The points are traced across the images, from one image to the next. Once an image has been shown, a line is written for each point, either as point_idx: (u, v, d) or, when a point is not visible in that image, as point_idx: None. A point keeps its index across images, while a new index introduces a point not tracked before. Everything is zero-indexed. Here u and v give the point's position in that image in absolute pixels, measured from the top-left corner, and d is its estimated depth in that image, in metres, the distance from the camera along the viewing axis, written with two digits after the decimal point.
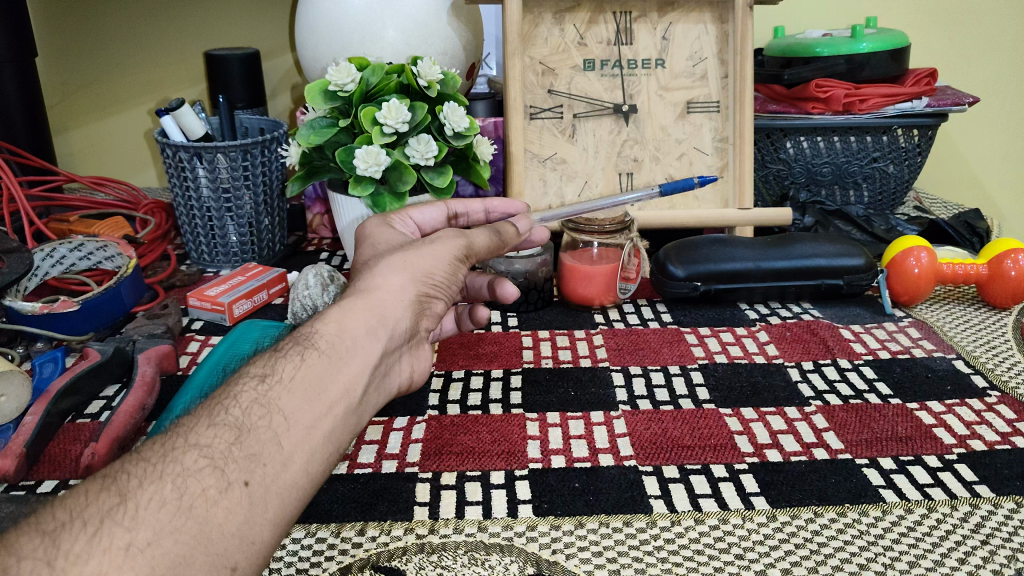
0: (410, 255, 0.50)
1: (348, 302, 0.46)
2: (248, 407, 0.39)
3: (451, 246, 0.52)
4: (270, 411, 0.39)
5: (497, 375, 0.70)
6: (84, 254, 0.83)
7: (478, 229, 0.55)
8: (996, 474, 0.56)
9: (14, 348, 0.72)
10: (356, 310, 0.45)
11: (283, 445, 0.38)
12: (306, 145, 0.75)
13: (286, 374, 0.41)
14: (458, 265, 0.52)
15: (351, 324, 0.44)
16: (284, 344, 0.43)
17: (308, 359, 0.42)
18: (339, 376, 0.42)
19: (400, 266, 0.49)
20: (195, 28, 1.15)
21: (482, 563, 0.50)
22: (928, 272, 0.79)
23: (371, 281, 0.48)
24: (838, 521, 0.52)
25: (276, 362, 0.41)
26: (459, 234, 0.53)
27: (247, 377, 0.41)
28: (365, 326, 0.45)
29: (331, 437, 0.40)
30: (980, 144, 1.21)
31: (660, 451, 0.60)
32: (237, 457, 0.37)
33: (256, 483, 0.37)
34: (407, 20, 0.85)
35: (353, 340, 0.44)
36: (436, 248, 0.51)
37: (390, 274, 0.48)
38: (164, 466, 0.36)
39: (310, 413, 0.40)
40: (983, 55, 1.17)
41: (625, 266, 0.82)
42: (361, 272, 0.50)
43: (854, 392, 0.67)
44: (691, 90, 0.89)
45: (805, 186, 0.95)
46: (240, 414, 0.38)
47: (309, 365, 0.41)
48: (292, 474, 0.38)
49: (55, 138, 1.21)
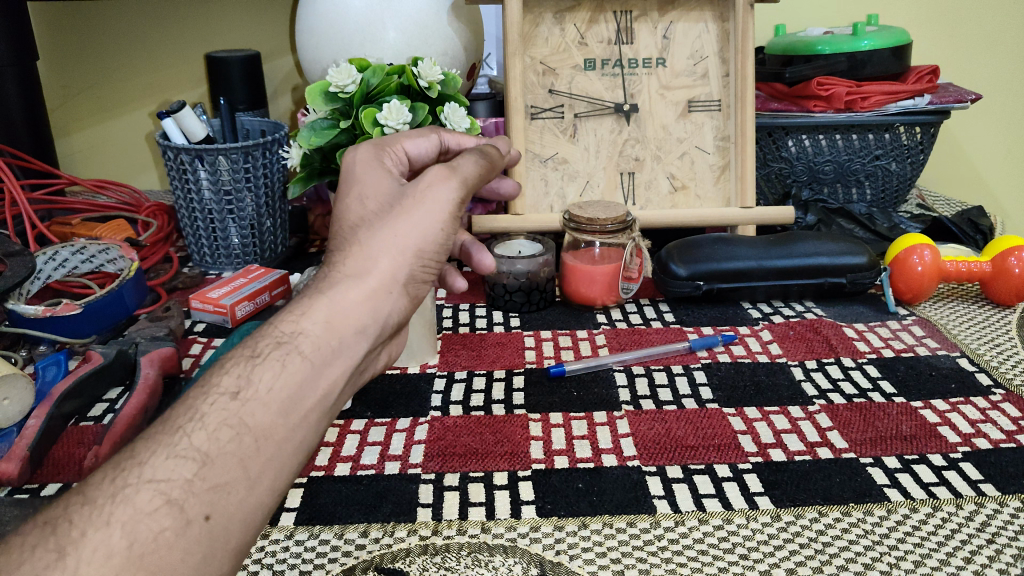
0: (401, 226, 0.46)
1: (337, 290, 0.43)
2: (215, 429, 0.36)
3: (447, 196, 0.47)
4: (241, 431, 0.37)
5: (500, 376, 0.70)
6: (86, 257, 0.83)
7: (469, 156, 0.50)
8: (1001, 472, 0.56)
9: (17, 352, 0.72)
10: (346, 305, 0.42)
11: (249, 469, 0.36)
12: (307, 147, 0.75)
13: (263, 386, 0.38)
14: (456, 222, 0.48)
15: (337, 321, 0.42)
16: (262, 345, 0.40)
17: (290, 366, 0.39)
18: (317, 384, 0.40)
19: (395, 236, 0.45)
20: (196, 30, 1.15)
21: (486, 564, 0.49)
22: (932, 270, 0.78)
23: (364, 259, 0.44)
24: (842, 521, 0.52)
25: (253, 371, 0.39)
26: (452, 176, 0.48)
27: (217, 393, 0.38)
28: (351, 324, 0.42)
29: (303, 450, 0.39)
30: (982, 140, 1.21)
31: (665, 452, 0.60)
32: (199, 491, 0.34)
33: (218, 517, 0.35)
34: (406, 21, 0.85)
35: (340, 340, 0.41)
36: (430, 201, 0.47)
37: (382, 254, 0.45)
38: (113, 508, 0.33)
39: (283, 429, 0.38)
40: (984, 51, 1.16)
41: (627, 266, 0.82)
42: (348, 242, 0.45)
43: (858, 391, 0.67)
44: (692, 88, 0.89)
45: (807, 184, 0.95)
46: (205, 440, 0.36)
47: (289, 373, 0.39)
48: (257, 497, 0.36)
49: (58, 141, 1.21)
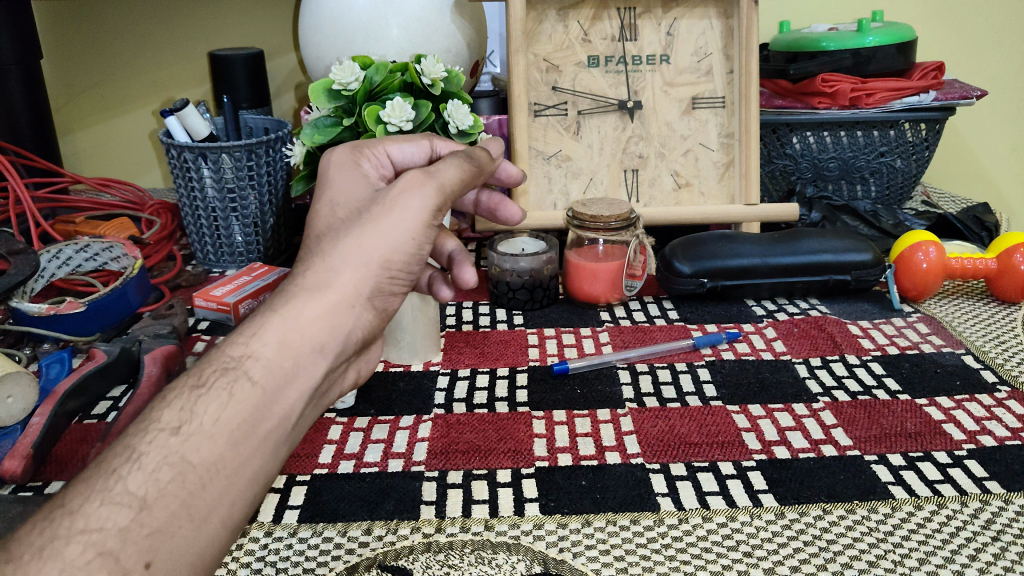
0: (368, 234, 0.48)
1: (296, 304, 0.45)
2: (155, 469, 0.37)
3: (416, 203, 0.50)
4: (185, 465, 0.38)
5: (503, 374, 0.70)
6: (90, 254, 0.83)
7: (446, 164, 0.53)
8: (1007, 470, 0.56)
9: (21, 349, 0.72)
10: (299, 326, 0.44)
11: (195, 507, 0.37)
12: (310, 144, 0.74)
13: (209, 417, 0.40)
14: (429, 230, 0.50)
15: (292, 341, 0.44)
16: (208, 375, 0.41)
17: (238, 394, 0.41)
18: (267, 412, 0.41)
19: (359, 246, 0.48)
20: (200, 29, 1.15)
21: (489, 562, 0.49)
22: (938, 266, 0.78)
23: (328, 271, 0.47)
24: (847, 519, 0.52)
25: (197, 403, 0.40)
26: (428, 183, 0.50)
27: (157, 429, 0.39)
28: (303, 346, 0.44)
29: (255, 478, 0.40)
30: (988, 135, 1.21)
31: (669, 449, 0.59)
32: (139, 538, 0.35)
33: (160, 562, 0.35)
34: (410, 19, 0.85)
35: (294, 361, 0.43)
36: (400, 208, 0.49)
37: (340, 270, 0.47)
38: (40, 563, 0.33)
39: (234, 457, 0.39)
40: (991, 47, 1.16)
41: (632, 262, 0.82)
42: (315, 256, 0.48)
43: (863, 388, 0.67)
44: (696, 85, 0.89)
45: (812, 181, 0.94)
46: (143, 483, 0.36)
47: (238, 402, 0.41)
48: (206, 533, 0.37)
49: (62, 140, 1.21)
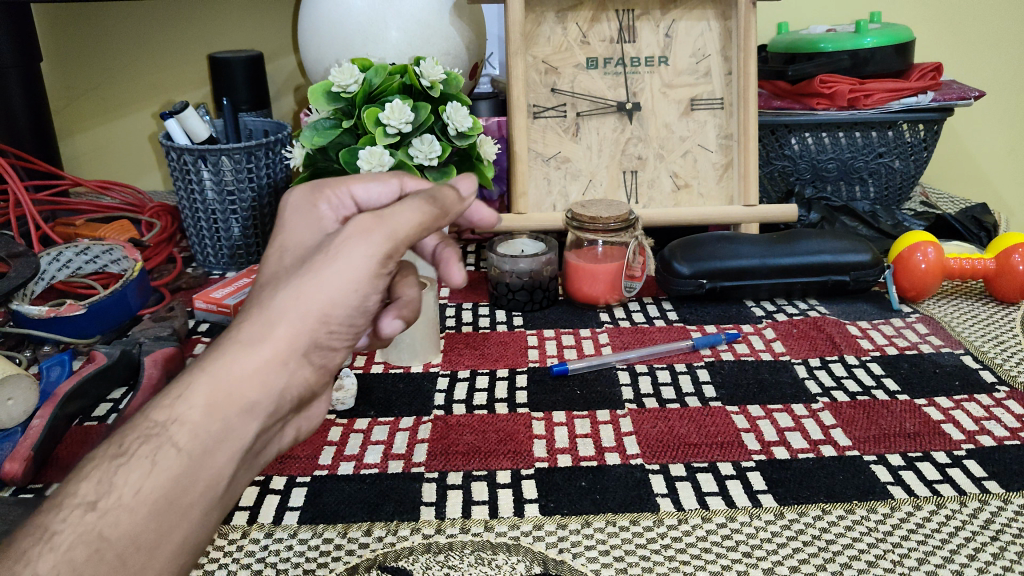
0: (306, 284, 0.39)
1: (224, 360, 0.37)
2: (70, 548, 0.32)
3: (361, 253, 0.41)
4: (101, 544, 0.32)
5: (502, 375, 0.70)
6: (90, 257, 0.83)
7: (407, 206, 0.43)
8: (1005, 470, 0.56)
9: (21, 352, 0.73)
10: (235, 379, 0.37)
11: None
12: (309, 147, 0.75)
13: (127, 490, 0.33)
14: (378, 280, 0.41)
15: (224, 398, 0.36)
16: (128, 441, 0.34)
17: (161, 462, 0.34)
18: (197, 480, 0.35)
19: (297, 296, 0.39)
20: (199, 31, 1.16)
21: (489, 563, 0.50)
22: (936, 267, 0.78)
23: (265, 321, 0.39)
24: (846, 519, 0.52)
25: (116, 473, 0.34)
26: (379, 228, 0.41)
27: (71, 504, 0.33)
28: (241, 401, 0.36)
29: (184, 549, 0.34)
30: (986, 136, 1.21)
31: (668, 450, 0.59)
32: None
33: None
34: (410, 21, 0.85)
35: (226, 421, 0.36)
36: (345, 258, 0.41)
37: (280, 317, 0.39)
38: None
39: (155, 532, 0.33)
40: (988, 47, 1.16)
41: (631, 264, 0.82)
42: (253, 305, 0.40)
43: (862, 389, 0.67)
44: (695, 87, 0.89)
45: (810, 182, 0.94)
46: (57, 563, 0.31)
47: (159, 472, 0.34)
48: None
49: (61, 143, 1.21)
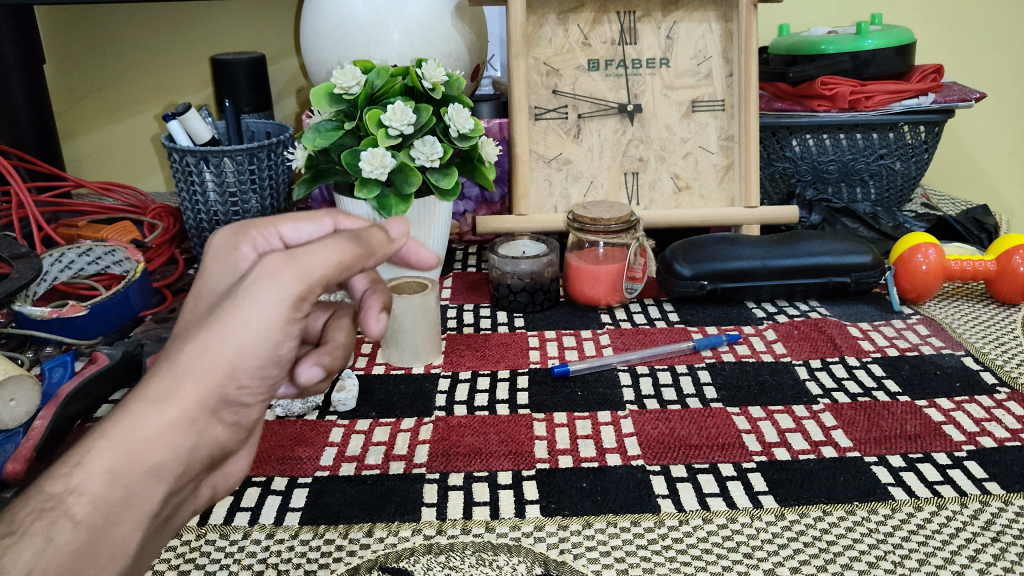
0: (210, 337, 0.36)
1: (126, 423, 0.34)
2: None
3: (269, 299, 0.37)
4: None
5: (504, 376, 0.70)
6: (92, 258, 0.84)
7: (322, 248, 0.39)
8: (1006, 471, 0.56)
9: (24, 352, 0.73)
10: (140, 443, 0.33)
11: None
12: (311, 148, 0.75)
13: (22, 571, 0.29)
14: (291, 327, 0.38)
15: (128, 464, 0.33)
16: (20, 517, 0.31)
17: (58, 538, 0.31)
18: (98, 553, 0.32)
19: (203, 351, 0.36)
20: (201, 33, 1.16)
21: (490, 564, 0.50)
22: (937, 269, 0.78)
23: (169, 379, 0.35)
24: (847, 520, 0.52)
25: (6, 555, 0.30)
26: (289, 269, 0.38)
27: None
28: (147, 465, 0.34)
29: None
30: (988, 138, 1.21)
31: (670, 451, 0.60)
32: None
33: None
34: (412, 23, 0.85)
35: (128, 488, 0.33)
36: (252, 304, 0.37)
37: (186, 377, 0.35)
38: None
39: None
40: (990, 49, 1.16)
41: (631, 265, 0.82)
42: (156, 362, 0.36)
43: (863, 390, 0.67)
44: (696, 88, 0.89)
45: (811, 183, 0.94)
46: None
47: (57, 549, 0.31)
48: None
49: (64, 145, 1.22)
